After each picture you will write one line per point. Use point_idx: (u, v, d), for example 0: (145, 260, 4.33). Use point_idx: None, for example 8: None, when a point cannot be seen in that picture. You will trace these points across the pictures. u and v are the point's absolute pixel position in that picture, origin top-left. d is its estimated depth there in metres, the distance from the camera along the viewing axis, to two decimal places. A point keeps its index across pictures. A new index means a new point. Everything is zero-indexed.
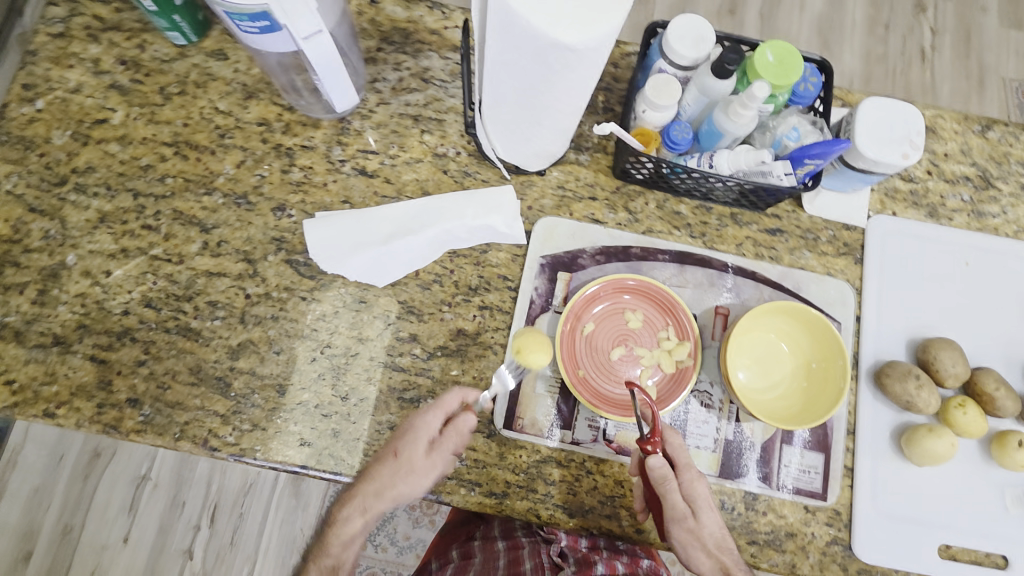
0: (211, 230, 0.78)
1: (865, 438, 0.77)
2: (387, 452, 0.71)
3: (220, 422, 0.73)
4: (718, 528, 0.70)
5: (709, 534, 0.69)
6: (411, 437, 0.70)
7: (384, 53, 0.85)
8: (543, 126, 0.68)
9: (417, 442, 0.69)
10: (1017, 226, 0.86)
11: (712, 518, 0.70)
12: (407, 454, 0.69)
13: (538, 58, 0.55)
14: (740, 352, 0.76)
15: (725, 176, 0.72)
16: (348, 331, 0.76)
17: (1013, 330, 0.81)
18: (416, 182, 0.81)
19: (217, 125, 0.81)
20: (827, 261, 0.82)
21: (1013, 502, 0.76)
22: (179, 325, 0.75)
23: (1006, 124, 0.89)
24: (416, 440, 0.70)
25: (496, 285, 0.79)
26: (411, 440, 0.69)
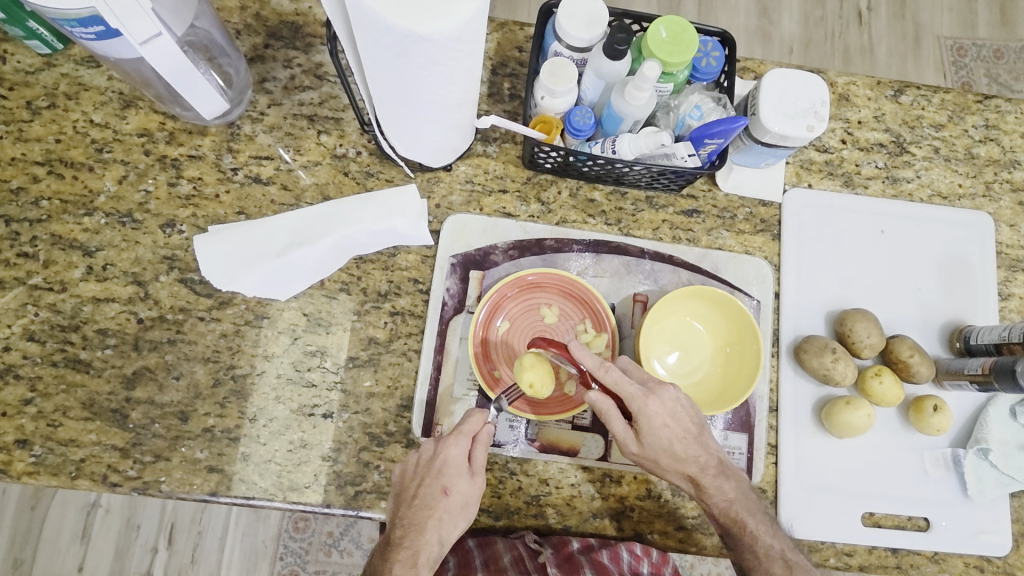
0: (95, 253, 0.73)
1: (788, 415, 0.77)
2: (433, 494, 0.66)
3: (120, 456, 0.69)
4: (677, 442, 0.68)
5: (666, 451, 0.68)
6: (450, 471, 0.67)
7: (273, 50, 0.80)
8: (430, 122, 0.64)
9: (461, 470, 0.67)
10: (931, 189, 0.86)
11: (669, 434, 0.67)
12: (460, 484, 0.67)
13: (396, 51, 0.52)
14: (662, 339, 0.75)
15: (629, 161, 0.70)
16: (252, 349, 0.73)
17: (929, 293, 0.82)
18: (316, 186, 0.77)
19: (93, 139, 0.75)
20: (744, 239, 0.81)
21: (932, 465, 0.77)
22: (67, 357, 0.70)
23: (918, 87, 0.88)
24: (459, 471, 0.67)
25: (407, 289, 0.76)
26: (458, 473, 0.67)
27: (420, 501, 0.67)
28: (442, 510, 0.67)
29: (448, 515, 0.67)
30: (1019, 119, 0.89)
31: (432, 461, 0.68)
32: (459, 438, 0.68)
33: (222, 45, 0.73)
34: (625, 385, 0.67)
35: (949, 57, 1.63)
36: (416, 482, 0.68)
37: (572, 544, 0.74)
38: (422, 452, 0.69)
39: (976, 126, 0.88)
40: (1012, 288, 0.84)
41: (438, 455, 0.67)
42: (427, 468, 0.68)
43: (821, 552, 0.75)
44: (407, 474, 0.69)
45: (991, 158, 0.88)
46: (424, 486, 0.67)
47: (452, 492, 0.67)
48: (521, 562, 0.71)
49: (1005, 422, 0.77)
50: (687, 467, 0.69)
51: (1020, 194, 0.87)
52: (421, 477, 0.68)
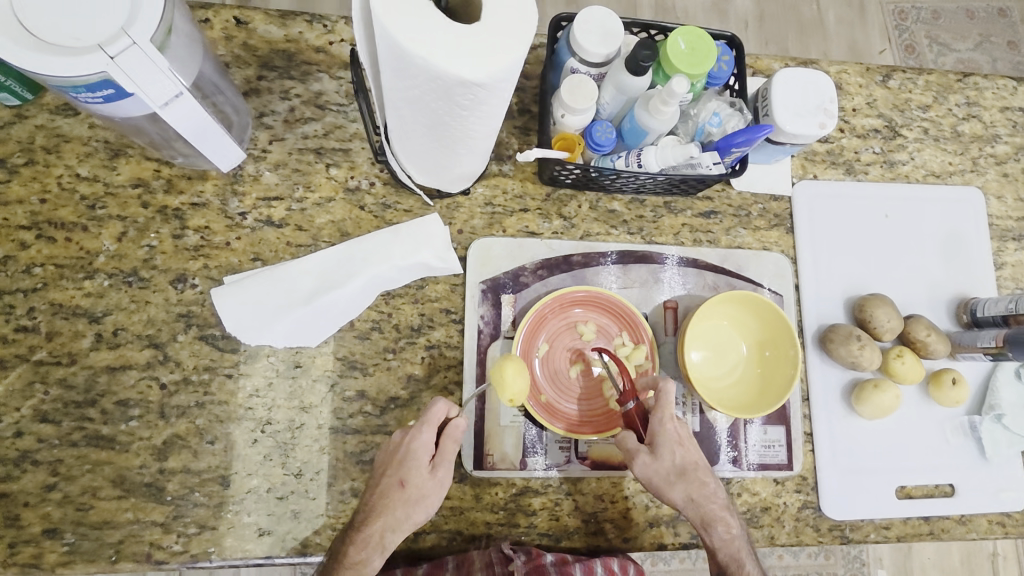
0: (102, 318, 0.68)
1: (819, 402, 0.80)
2: (391, 484, 0.65)
3: (161, 531, 0.65)
4: (690, 464, 0.70)
5: (677, 469, 0.69)
6: (410, 463, 0.65)
7: (267, 81, 0.75)
8: (460, 153, 0.61)
9: (420, 464, 0.65)
10: (925, 169, 0.89)
11: (683, 454, 0.70)
12: (417, 477, 0.65)
13: (441, 94, 0.48)
14: (697, 341, 0.76)
15: (655, 173, 0.69)
16: (287, 402, 0.70)
17: (934, 270, 0.86)
18: (332, 224, 0.74)
19: (83, 195, 0.70)
20: (761, 236, 0.83)
21: (953, 433, 0.82)
22: (88, 434, 0.66)
23: (903, 70, 0.92)
24: (419, 465, 0.65)
25: (440, 321, 0.74)
26: (417, 467, 0.65)
27: (380, 489, 0.66)
28: (398, 501, 0.65)
29: (405, 506, 0.65)
30: (996, 94, 0.94)
31: (397, 450, 0.66)
32: (423, 428, 0.66)
33: (213, 79, 0.67)
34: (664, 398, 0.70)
35: (893, 21, 1.68)
36: (380, 469, 0.67)
37: (546, 556, 0.70)
38: (392, 440, 0.67)
39: (958, 104, 0.92)
40: (1004, 257, 0.89)
41: (403, 445, 0.66)
42: (392, 457, 0.66)
43: (863, 529, 0.79)
44: (378, 462, 0.67)
45: (975, 134, 0.92)
46: (384, 476, 0.66)
47: (409, 485, 0.65)
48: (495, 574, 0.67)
49: (1013, 386, 0.83)
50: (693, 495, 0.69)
51: (1003, 166, 0.92)
52: (384, 466, 0.67)
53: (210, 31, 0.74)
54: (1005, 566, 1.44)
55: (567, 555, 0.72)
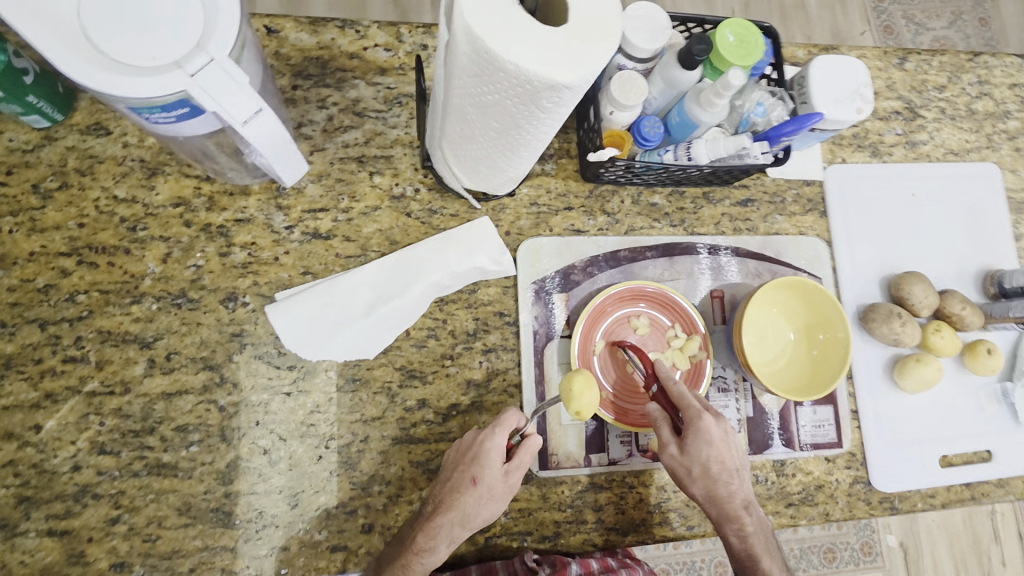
0: (154, 343, 0.66)
1: (863, 380, 0.82)
2: (463, 479, 0.65)
3: (232, 557, 0.64)
4: (717, 463, 0.68)
5: (705, 466, 0.67)
6: (485, 463, 0.65)
7: (302, 90, 0.73)
8: (523, 155, 0.60)
9: (494, 464, 0.65)
10: (944, 148, 0.92)
11: (712, 453, 0.67)
12: (489, 476, 0.65)
13: (528, 99, 0.48)
14: (750, 327, 0.76)
15: (703, 165, 0.70)
16: (349, 416, 0.69)
17: (960, 246, 0.89)
18: (380, 232, 0.73)
19: (122, 218, 0.67)
20: (797, 221, 0.85)
21: (987, 401, 0.85)
22: (149, 463, 0.64)
23: (918, 52, 0.94)
24: (493, 465, 0.65)
25: (495, 324, 0.74)
26: (492, 466, 0.65)
27: (452, 483, 0.65)
28: (470, 497, 0.64)
29: (476, 503, 0.65)
30: (1005, 72, 0.97)
31: (471, 448, 0.66)
32: (498, 428, 0.66)
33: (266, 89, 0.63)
34: (688, 397, 0.68)
35: (871, 3, 1.71)
36: (451, 465, 0.67)
37: (571, 568, 0.68)
38: (465, 437, 0.68)
39: (971, 83, 0.95)
40: (1023, 230, 0.93)
41: (477, 443, 0.66)
42: (464, 454, 0.67)
43: (910, 499, 0.81)
44: (449, 456, 0.68)
45: (988, 111, 0.95)
46: (455, 471, 0.66)
47: (481, 483, 0.65)
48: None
49: None
50: (716, 490, 0.69)
51: (1016, 141, 0.95)
52: (457, 462, 0.67)
53: None
54: (1005, 524, 1.48)
55: (592, 563, 0.70)
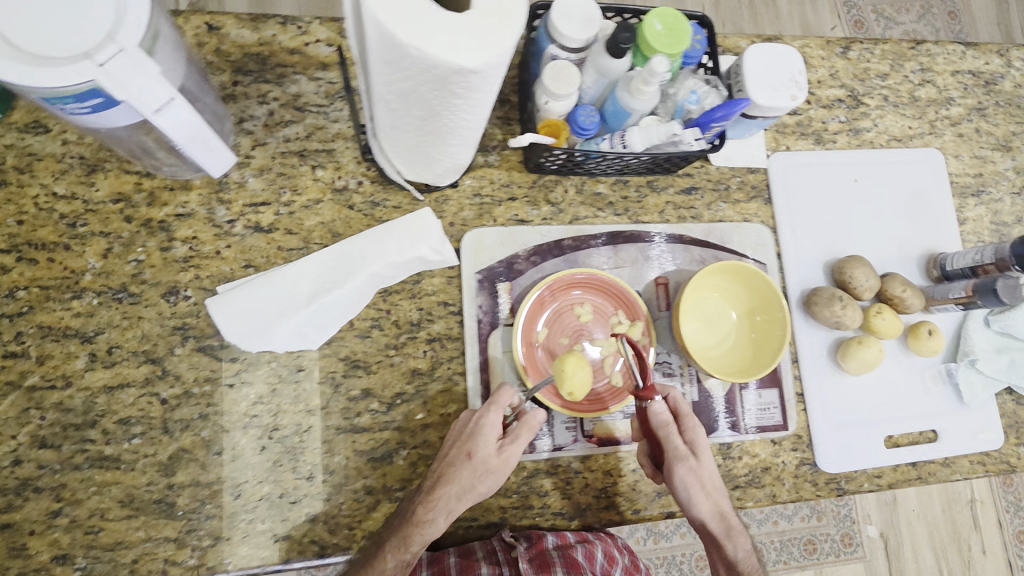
0: (95, 338, 0.66)
1: (808, 363, 0.83)
2: (460, 454, 0.66)
3: (175, 548, 0.64)
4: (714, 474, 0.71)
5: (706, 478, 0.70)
6: (479, 438, 0.66)
7: (243, 86, 0.74)
8: (450, 142, 0.62)
9: (489, 437, 0.66)
10: (888, 134, 0.94)
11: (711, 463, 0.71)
12: (485, 450, 0.66)
13: (437, 83, 0.49)
14: (692, 313, 0.78)
15: (639, 152, 0.71)
16: (292, 406, 0.69)
17: (903, 230, 0.90)
18: (322, 226, 0.74)
19: (62, 214, 0.68)
20: (741, 208, 0.86)
21: (932, 382, 0.87)
22: (91, 456, 0.64)
23: (860, 41, 0.96)
24: (487, 439, 0.66)
25: (439, 313, 0.75)
26: (486, 439, 0.66)
27: (450, 457, 0.67)
28: (467, 471, 0.66)
29: (472, 477, 0.66)
30: (947, 60, 0.99)
31: (469, 424, 0.68)
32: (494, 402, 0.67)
33: (195, 84, 0.64)
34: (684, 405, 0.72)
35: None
36: (451, 441, 0.68)
37: (548, 541, 0.72)
38: (464, 414, 0.69)
39: (912, 71, 0.97)
40: (966, 213, 0.95)
41: (474, 419, 0.67)
42: (462, 430, 0.68)
43: (857, 480, 0.83)
44: (449, 435, 0.69)
45: (930, 98, 0.97)
46: (453, 448, 0.67)
47: (477, 457, 0.66)
48: (497, 560, 0.70)
49: (982, 332, 0.88)
50: (718, 503, 0.71)
51: (958, 127, 0.97)
52: (457, 438, 0.68)
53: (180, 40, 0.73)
54: (983, 512, 1.49)
55: (570, 535, 0.73)
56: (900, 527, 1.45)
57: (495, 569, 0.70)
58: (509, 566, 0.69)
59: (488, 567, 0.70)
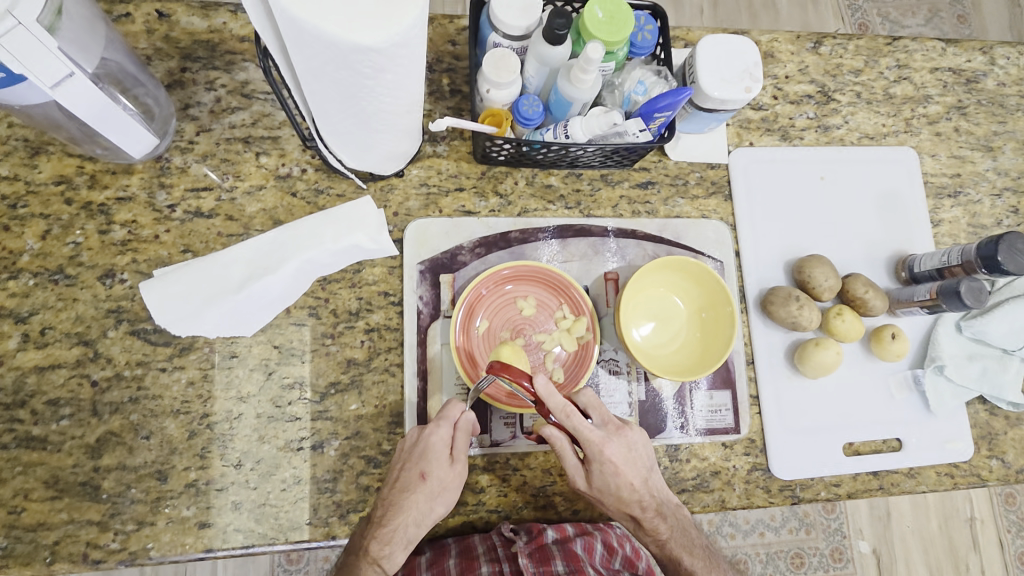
0: (29, 318, 0.67)
1: (765, 365, 0.81)
2: (411, 477, 0.66)
3: (98, 531, 0.64)
4: (624, 487, 0.69)
5: (612, 492, 0.69)
6: (433, 456, 0.66)
7: (191, 72, 0.74)
8: (380, 131, 0.62)
9: (441, 456, 0.66)
10: (859, 132, 0.91)
11: (617, 479, 0.68)
12: (439, 470, 0.66)
13: (343, 65, 0.49)
14: (639, 311, 0.77)
15: (583, 143, 0.69)
16: (223, 393, 0.69)
17: (870, 231, 0.87)
18: (264, 212, 0.73)
19: (4, 195, 0.68)
20: (700, 204, 0.84)
21: (897, 388, 0.83)
22: (18, 436, 0.65)
23: (833, 36, 0.92)
24: (441, 458, 0.66)
25: (379, 304, 0.74)
26: (439, 459, 0.66)
27: (401, 483, 0.66)
28: (420, 495, 0.66)
29: (426, 498, 0.66)
30: (926, 56, 0.94)
31: (415, 445, 0.67)
32: (440, 423, 0.67)
33: (134, 74, 0.66)
34: (585, 430, 0.67)
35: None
36: (398, 465, 0.67)
37: (547, 535, 0.71)
38: (408, 436, 0.68)
39: (889, 67, 0.93)
40: (941, 215, 0.91)
41: (420, 439, 0.67)
42: (409, 451, 0.67)
43: (813, 488, 0.79)
44: (393, 457, 0.69)
45: (907, 95, 0.93)
46: (403, 470, 0.66)
47: (430, 477, 0.66)
48: (497, 556, 0.69)
49: (953, 338, 0.84)
50: (630, 511, 0.70)
51: (936, 126, 0.93)
52: (403, 460, 0.67)
53: (130, 25, 0.73)
54: (983, 531, 1.40)
55: (568, 528, 0.73)
56: (894, 545, 1.36)
57: (496, 565, 0.68)
58: (512, 562, 0.68)
59: (488, 564, 0.69)
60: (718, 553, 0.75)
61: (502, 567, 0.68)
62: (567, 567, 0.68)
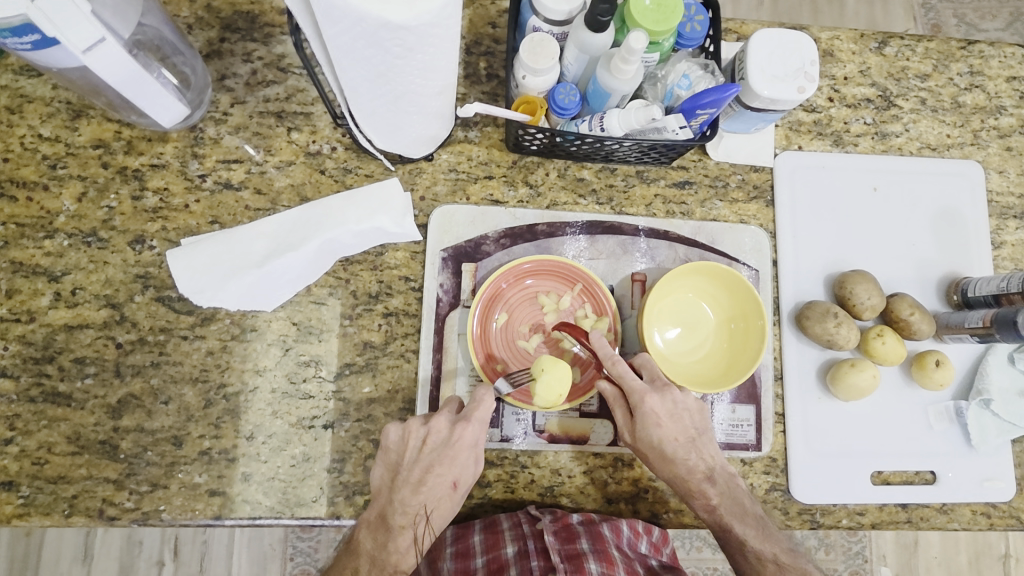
0: (61, 278, 0.69)
1: (793, 381, 0.77)
2: (441, 484, 0.67)
3: (115, 488, 0.66)
4: (668, 443, 0.68)
5: (655, 448, 0.68)
6: (462, 460, 0.66)
7: (229, 43, 0.74)
8: (410, 114, 0.60)
9: (470, 461, 0.67)
10: (920, 142, 0.84)
11: (661, 435, 0.68)
12: (468, 474, 0.67)
13: (371, 44, 0.47)
14: (663, 317, 0.75)
15: (619, 137, 0.66)
16: (241, 365, 0.70)
17: (923, 249, 0.82)
18: (292, 187, 0.73)
19: (45, 155, 0.70)
20: (739, 208, 0.79)
21: (936, 418, 0.78)
22: (45, 391, 0.67)
23: (901, 36, 0.85)
24: (468, 462, 0.67)
25: (399, 288, 0.73)
26: (467, 463, 0.66)
27: (428, 489, 0.66)
28: (448, 500, 0.67)
29: (451, 503, 0.67)
30: (1003, 63, 0.87)
31: (445, 447, 0.66)
32: (473, 428, 0.66)
33: (173, 42, 0.66)
34: (631, 380, 0.67)
35: None
36: (425, 465, 0.66)
37: (572, 517, 0.71)
38: (433, 431, 0.66)
39: (961, 73, 0.86)
40: (1003, 236, 0.84)
41: (452, 442, 0.66)
42: (438, 452, 0.66)
43: (834, 514, 0.75)
44: (409, 448, 0.67)
45: (977, 105, 0.85)
46: (435, 471, 0.66)
47: (460, 483, 0.67)
48: (521, 533, 0.68)
49: (1005, 370, 0.78)
50: (676, 471, 0.69)
51: (1007, 140, 0.86)
52: (429, 460, 0.66)
53: None
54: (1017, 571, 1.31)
55: (593, 514, 0.72)
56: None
57: (519, 542, 0.67)
58: (536, 539, 0.67)
59: (512, 542, 0.67)
60: (775, 531, 0.70)
61: (526, 545, 0.67)
62: (592, 547, 0.67)
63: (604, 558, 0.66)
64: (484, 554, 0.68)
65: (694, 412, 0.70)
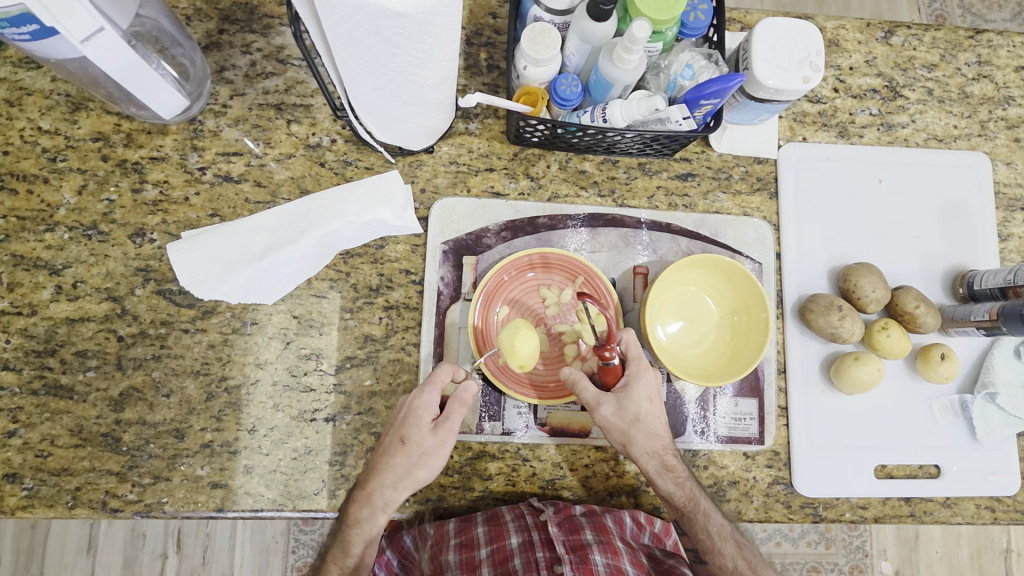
0: (62, 271, 0.68)
1: (797, 374, 0.76)
2: (392, 443, 0.64)
3: (117, 481, 0.66)
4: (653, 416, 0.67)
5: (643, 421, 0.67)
6: (410, 419, 0.64)
7: (229, 35, 0.73)
8: (410, 104, 0.59)
9: (420, 422, 0.63)
10: (926, 133, 0.83)
11: (651, 407, 0.67)
12: (416, 437, 0.63)
13: (371, 33, 0.47)
14: (666, 310, 0.74)
15: (621, 128, 0.66)
16: (242, 358, 0.70)
17: (928, 242, 0.81)
18: (292, 180, 0.73)
19: (45, 148, 0.70)
20: (742, 200, 0.79)
21: (941, 412, 0.78)
22: (47, 383, 0.67)
23: (908, 26, 0.84)
24: (417, 422, 0.63)
25: (399, 281, 0.73)
26: (414, 423, 0.63)
27: (382, 449, 0.65)
28: (398, 464, 0.63)
29: (402, 468, 0.63)
30: (1012, 53, 0.85)
31: (402, 407, 0.66)
32: (424, 388, 0.64)
33: (172, 33, 0.65)
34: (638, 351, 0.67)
35: None
36: (388, 427, 0.66)
37: (575, 508, 0.73)
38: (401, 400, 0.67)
39: (968, 63, 0.84)
40: (1010, 229, 0.84)
41: (406, 401, 0.65)
42: (396, 414, 0.66)
43: (837, 508, 0.75)
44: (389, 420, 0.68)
45: (985, 96, 0.84)
46: (390, 431, 0.65)
47: (409, 446, 0.63)
48: (525, 524, 0.71)
49: (1010, 363, 0.77)
50: (656, 444, 0.67)
51: (1015, 131, 0.85)
52: (391, 423, 0.66)
53: None
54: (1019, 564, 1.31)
55: (595, 506, 0.73)
56: (919, 570, 1.29)
57: (524, 535, 0.71)
58: (541, 532, 0.71)
59: (517, 534, 0.71)
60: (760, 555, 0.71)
61: (531, 536, 0.71)
62: (596, 537, 0.70)
63: (608, 548, 0.70)
64: (488, 544, 0.72)
65: (657, 398, 0.68)
